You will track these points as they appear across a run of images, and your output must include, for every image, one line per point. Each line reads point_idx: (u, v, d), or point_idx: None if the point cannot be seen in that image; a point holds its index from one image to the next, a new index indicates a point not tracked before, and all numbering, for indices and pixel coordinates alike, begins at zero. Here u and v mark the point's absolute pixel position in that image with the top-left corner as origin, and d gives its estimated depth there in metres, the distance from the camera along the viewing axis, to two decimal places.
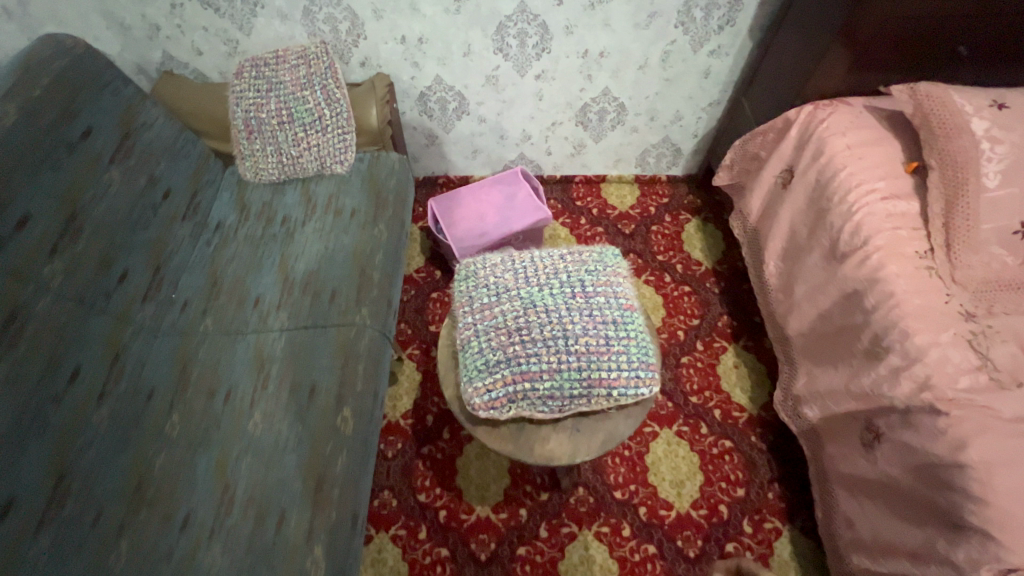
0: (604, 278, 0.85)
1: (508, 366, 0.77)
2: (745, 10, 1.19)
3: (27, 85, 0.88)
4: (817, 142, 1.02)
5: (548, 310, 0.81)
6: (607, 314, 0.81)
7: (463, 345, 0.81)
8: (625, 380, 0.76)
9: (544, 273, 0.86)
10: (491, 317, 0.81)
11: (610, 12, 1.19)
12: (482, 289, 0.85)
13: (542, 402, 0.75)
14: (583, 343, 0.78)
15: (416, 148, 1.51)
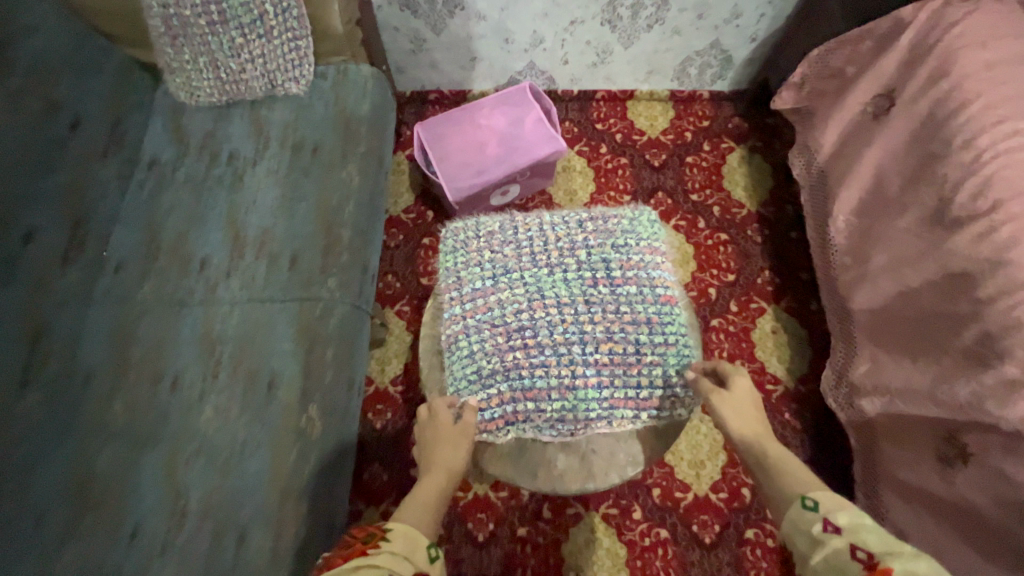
0: (635, 262, 0.67)
1: (510, 379, 0.62)
2: None
3: None
4: (946, 55, 0.75)
5: (561, 303, 0.65)
6: (637, 314, 0.64)
7: (450, 345, 0.65)
8: (655, 401, 0.62)
9: (557, 250, 0.68)
10: (487, 310, 0.65)
11: None
12: (476, 269, 0.67)
13: (550, 425, 0.62)
14: (605, 350, 0.63)
15: (399, 55, 1.21)
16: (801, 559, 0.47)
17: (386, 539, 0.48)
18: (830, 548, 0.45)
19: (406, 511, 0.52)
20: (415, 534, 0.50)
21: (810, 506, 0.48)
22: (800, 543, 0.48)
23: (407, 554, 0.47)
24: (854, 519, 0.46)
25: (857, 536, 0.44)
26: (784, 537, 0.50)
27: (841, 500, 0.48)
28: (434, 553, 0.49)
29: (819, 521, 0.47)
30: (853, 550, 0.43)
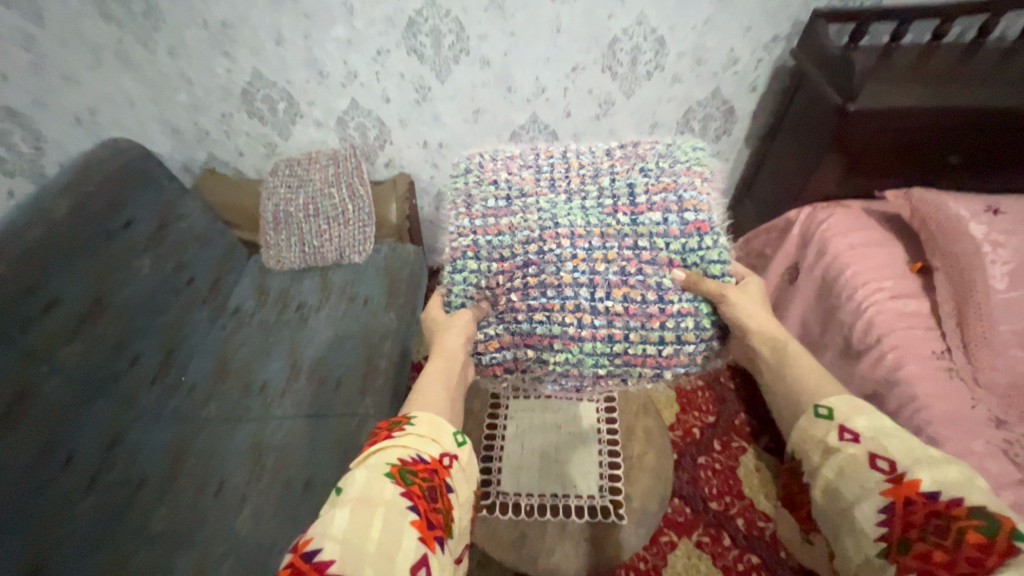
0: (664, 181, 0.67)
1: (515, 325, 0.67)
2: (740, 122, 1.26)
3: (81, 180, 0.96)
4: (821, 241, 1.05)
5: (569, 236, 0.66)
6: (654, 257, 0.65)
7: (459, 258, 0.69)
8: (672, 353, 0.66)
9: (573, 181, 0.70)
10: (496, 233, 0.68)
11: (615, 123, 1.25)
12: (490, 189, 0.70)
13: (556, 379, 0.69)
14: (609, 293, 0.65)
15: (432, 239, 1.60)
16: (811, 467, 0.53)
17: (411, 424, 0.55)
18: (845, 453, 0.50)
19: (431, 397, 0.61)
20: (439, 423, 0.56)
21: (825, 414, 0.53)
22: (813, 452, 0.53)
23: (434, 437, 0.54)
24: (872, 426, 0.50)
25: (878, 443, 0.49)
26: (799, 447, 0.55)
27: (855, 406, 0.53)
28: (461, 439, 0.56)
29: (836, 429, 0.52)
30: (872, 458, 0.48)
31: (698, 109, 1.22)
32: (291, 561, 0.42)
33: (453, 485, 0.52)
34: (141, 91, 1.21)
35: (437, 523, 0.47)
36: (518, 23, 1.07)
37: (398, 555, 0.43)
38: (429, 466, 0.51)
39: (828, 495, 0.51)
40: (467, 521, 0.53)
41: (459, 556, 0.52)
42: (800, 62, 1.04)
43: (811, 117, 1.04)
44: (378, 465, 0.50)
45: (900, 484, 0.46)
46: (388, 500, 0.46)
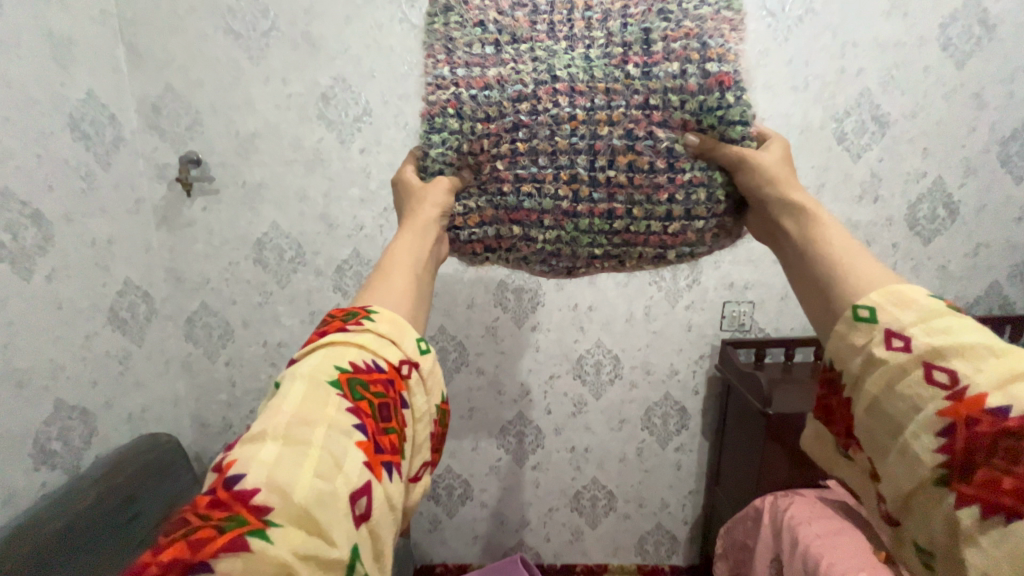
0: (687, 24, 0.57)
1: (501, 202, 0.62)
2: (694, 417, 1.51)
3: (115, 473, 1.12)
4: (789, 530, 1.13)
5: (569, 92, 0.59)
6: (662, 114, 0.59)
7: (436, 114, 0.60)
8: (676, 225, 0.61)
9: (576, 26, 0.61)
10: (484, 86, 0.59)
11: (588, 419, 1.50)
12: (476, 33, 0.60)
13: (545, 261, 0.65)
14: (611, 161, 0.60)
15: (420, 532, 1.59)
16: (853, 377, 0.44)
17: (371, 318, 0.47)
18: (894, 366, 0.41)
19: (394, 288, 0.52)
20: (403, 324, 0.48)
21: (866, 316, 0.44)
22: (852, 360, 0.44)
23: (395, 339, 0.47)
24: (924, 328, 0.41)
25: (938, 352, 0.40)
26: (832, 355, 0.47)
27: (899, 298, 0.43)
28: (424, 348, 0.49)
29: (882, 336, 0.43)
30: (929, 369, 0.40)
31: (656, 407, 1.49)
32: (213, 486, 0.35)
33: (410, 400, 0.45)
34: (188, 391, 1.48)
35: (388, 446, 0.40)
36: (507, 344, 1.43)
37: (340, 475, 0.36)
38: (384, 377, 0.43)
39: (872, 414, 0.43)
40: (424, 438, 0.46)
41: (414, 475, 0.45)
42: (724, 374, 1.37)
43: (746, 418, 1.31)
44: (328, 366, 0.42)
45: (964, 400, 0.38)
46: (330, 416, 0.39)
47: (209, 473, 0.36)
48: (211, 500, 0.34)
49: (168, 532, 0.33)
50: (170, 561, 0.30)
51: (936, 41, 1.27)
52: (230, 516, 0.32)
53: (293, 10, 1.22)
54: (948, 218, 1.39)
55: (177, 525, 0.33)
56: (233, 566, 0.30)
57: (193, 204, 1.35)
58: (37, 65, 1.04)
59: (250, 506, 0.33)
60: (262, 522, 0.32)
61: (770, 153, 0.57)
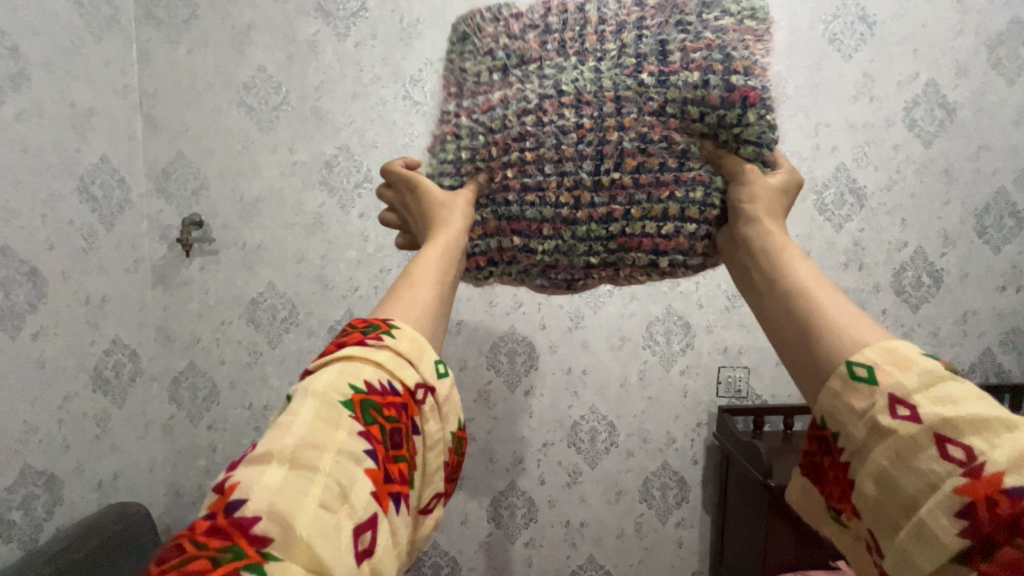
0: (710, 34, 0.53)
1: (501, 215, 0.59)
2: (694, 489, 1.44)
3: (75, 547, 1.06)
4: None
5: (575, 101, 0.56)
6: (676, 125, 0.55)
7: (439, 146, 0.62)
8: (676, 233, 0.56)
9: (588, 39, 0.57)
10: (488, 105, 0.59)
11: (584, 490, 1.43)
12: (486, 60, 0.60)
13: (541, 275, 0.62)
14: (617, 166, 0.56)
15: None
16: (853, 444, 0.35)
17: (393, 333, 0.43)
18: (902, 437, 0.33)
19: (411, 303, 0.48)
20: (424, 343, 0.45)
21: (863, 376, 0.35)
22: (850, 423, 0.35)
23: (414, 358, 0.43)
24: (930, 393, 0.33)
25: (950, 423, 0.32)
26: (823, 413, 0.37)
27: (899, 356, 0.35)
28: (444, 370, 0.45)
29: (884, 399, 0.34)
30: (940, 442, 0.32)
31: (654, 478, 1.43)
32: (211, 508, 0.32)
33: (423, 425, 0.42)
34: (166, 457, 1.42)
35: (397, 477, 0.38)
36: (500, 409, 1.40)
37: (344, 507, 0.33)
38: (398, 401, 0.40)
39: (880, 487, 0.33)
40: (437, 468, 0.42)
41: (424, 507, 0.42)
42: (722, 443, 1.33)
43: (748, 491, 1.26)
44: (341, 381, 0.39)
45: (981, 478, 0.30)
46: (341, 440, 0.36)
47: (207, 492, 0.34)
48: (210, 525, 0.31)
49: (161, 559, 0.30)
50: None
51: (902, 122, 1.36)
52: (226, 547, 0.30)
53: (304, 87, 1.31)
54: (933, 286, 1.42)
55: (169, 551, 0.30)
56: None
57: (191, 264, 1.36)
58: (55, 133, 1.10)
59: (250, 537, 0.30)
60: (262, 555, 0.30)
61: (768, 175, 0.53)
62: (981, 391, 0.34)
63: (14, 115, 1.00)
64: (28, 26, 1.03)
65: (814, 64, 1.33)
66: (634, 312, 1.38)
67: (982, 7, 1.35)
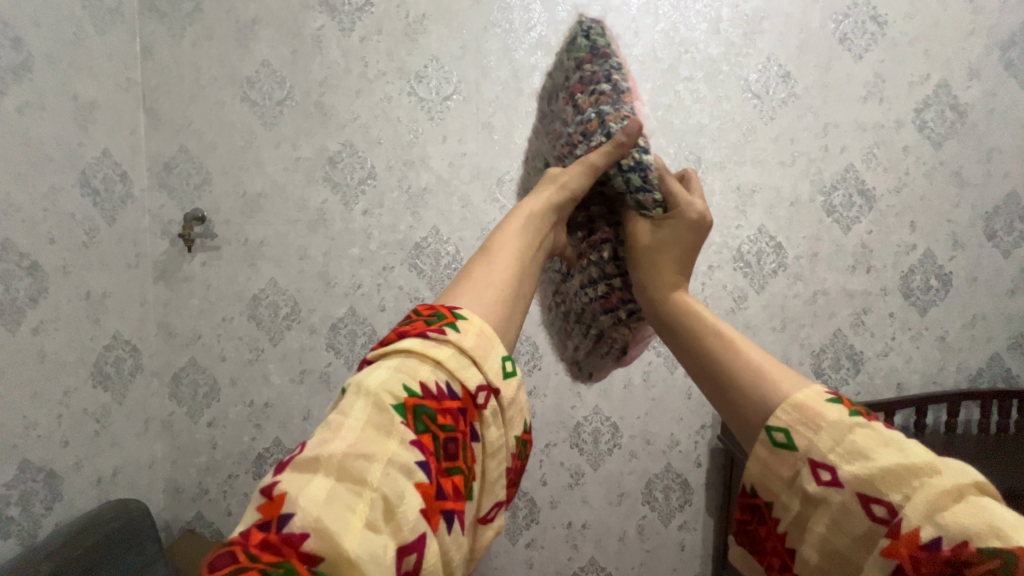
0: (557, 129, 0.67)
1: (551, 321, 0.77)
2: (697, 492, 1.43)
3: (74, 543, 1.05)
4: None
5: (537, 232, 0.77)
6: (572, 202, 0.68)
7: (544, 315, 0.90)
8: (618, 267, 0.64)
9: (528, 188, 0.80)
10: None
11: (586, 491, 1.41)
12: None
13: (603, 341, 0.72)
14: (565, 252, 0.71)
15: None
16: (790, 513, 0.38)
17: (456, 329, 0.41)
18: (832, 502, 0.36)
19: (489, 282, 0.48)
20: (489, 338, 0.42)
21: (783, 442, 0.39)
22: (784, 493, 0.39)
23: (476, 357, 0.41)
24: (848, 454, 0.36)
25: (868, 482, 0.35)
26: (755, 482, 0.41)
27: (797, 408, 0.39)
28: (509, 369, 0.43)
29: (808, 468, 0.37)
30: (865, 503, 0.35)
31: (657, 480, 1.42)
32: (259, 517, 0.31)
33: (483, 431, 0.40)
34: (166, 453, 1.41)
35: (450, 491, 0.36)
36: None
37: (390, 526, 0.32)
38: (455, 406, 0.38)
39: (827, 557, 0.36)
40: (497, 476, 0.41)
41: (484, 516, 0.40)
42: (726, 446, 1.32)
43: None
44: (397, 384, 0.37)
45: (900, 536, 0.32)
46: (391, 450, 0.34)
47: (256, 495, 0.32)
48: (261, 537, 0.30)
49: (212, 565, 0.29)
50: None
51: (912, 124, 1.35)
52: (278, 563, 0.29)
53: (308, 82, 1.30)
54: (941, 289, 1.41)
55: (222, 560, 0.29)
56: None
57: (193, 259, 1.36)
58: (56, 126, 1.09)
59: (298, 554, 0.29)
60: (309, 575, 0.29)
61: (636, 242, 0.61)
62: (886, 432, 0.37)
63: (15, 106, 1.00)
64: (30, 18, 1.02)
65: (824, 65, 1.31)
66: None
67: (995, 8, 1.33)
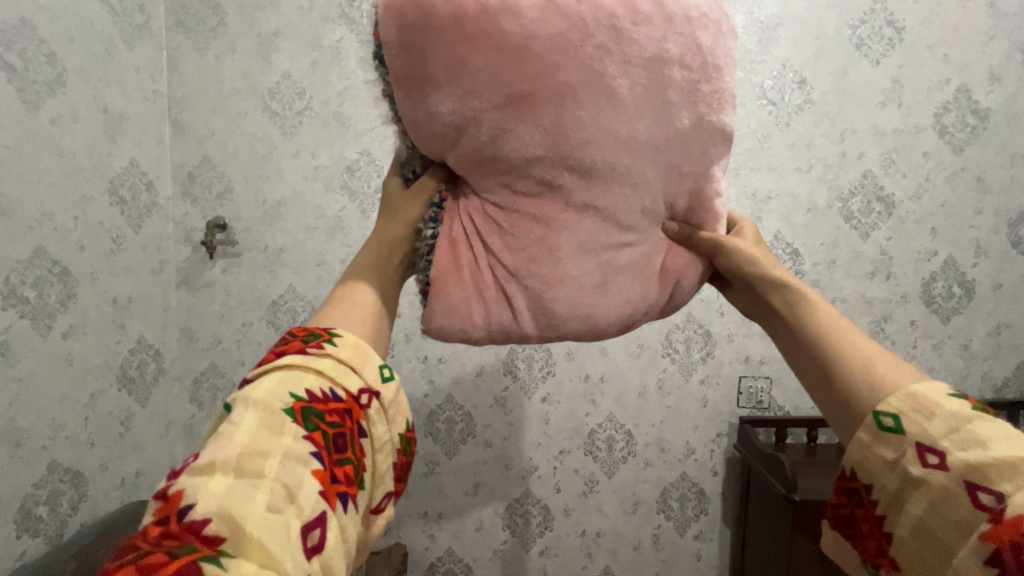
0: None
1: None
2: (713, 501, 1.41)
3: (99, 544, 1.08)
4: None
5: None
6: None
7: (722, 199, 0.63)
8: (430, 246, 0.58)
9: None
10: None
11: (600, 499, 1.41)
12: None
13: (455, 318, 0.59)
14: None
15: None
16: (886, 494, 0.41)
17: (333, 342, 0.44)
18: (933, 484, 0.38)
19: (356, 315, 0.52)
20: (367, 350, 0.45)
21: (891, 425, 0.41)
22: (886, 476, 0.41)
23: (356, 365, 0.43)
24: (962, 444, 0.38)
25: (978, 470, 0.37)
26: (852, 462, 0.43)
27: (908, 395, 0.42)
28: (387, 374, 0.45)
29: (916, 452, 0.39)
30: (971, 490, 0.37)
31: (672, 489, 1.41)
32: (160, 513, 0.32)
33: (370, 429, 0.42)
34: (185, 456, 1.44)
35: (345, 477, 0.38)
36: (516, 415, 1.39)
37: (291, 507, 0.34)
38: (342, 407, 0.41)
39: (919, 538, 0.39)
40: (387, 468, 0.43)
41: (374, 507, 0.42)
42: (744, 454, 1.31)
43: (771, 505, 1.22)
44: (283, 392, 0.39)
45: (1005, 523, 0.35)
46: (286, 445, 0.36)
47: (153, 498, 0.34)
48: (163, 530, 0.31)
49: (119, 558, 0.30)
50: None
51: (932, 128, 1.33)
52: (181, 546, 0.30)
53: (328, 93, 1.33)
54: (964, 297, 1.38)
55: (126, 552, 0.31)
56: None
57: (215, 266, 1.39)
58: (88, 137, 1.12)
59: (201, 537, 0.31)
60: (216, 552, 0.30)
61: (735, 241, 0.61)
62: (1003, 427, 0.39)
63: (51, 119, 1.03)
64: (65, 34, 1.06)
65: (840, 70, 1.31)
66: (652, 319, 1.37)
67: (1016, 12, 1.32)
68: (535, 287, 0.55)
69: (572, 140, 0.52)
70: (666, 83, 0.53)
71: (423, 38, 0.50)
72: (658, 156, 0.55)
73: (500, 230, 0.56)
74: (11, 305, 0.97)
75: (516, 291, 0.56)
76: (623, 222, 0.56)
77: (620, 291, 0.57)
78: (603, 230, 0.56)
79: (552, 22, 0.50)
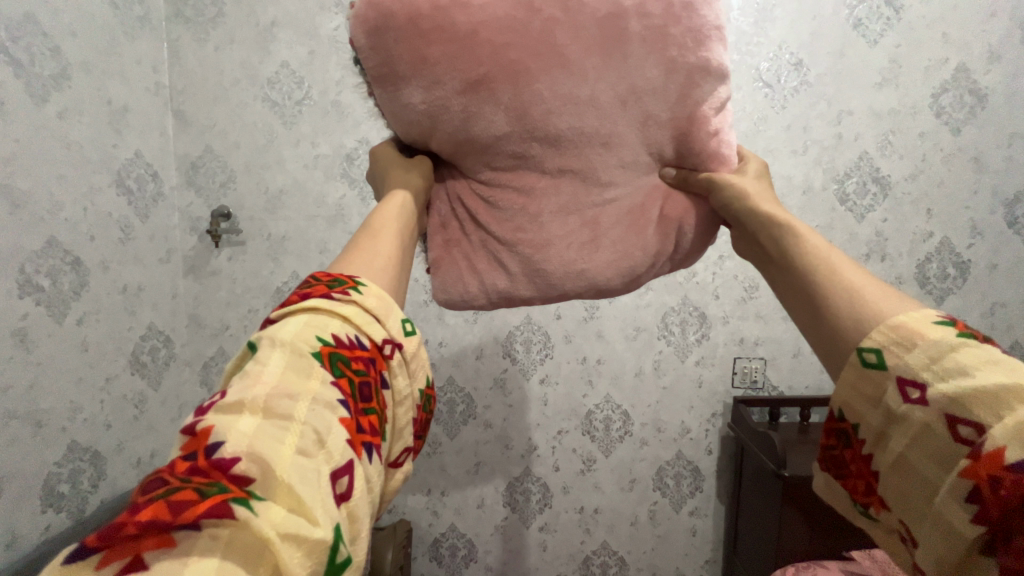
0: None
1: None
2: (708, 479, 1.45)
3: None
4: None
5: None
6: None
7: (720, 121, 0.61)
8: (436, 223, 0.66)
9: None
10: None
11: (598, 478, 1.45)
12: None
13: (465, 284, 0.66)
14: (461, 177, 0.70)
15: None
16: (873, 432, 0.38)
17: (359, 290, 0.42)
18: (915, 421, 0.35)
19: (379, 254, 0.49)
20: (390, 301, 0.44)
21: (874, 362, 0.38)
22: (869, 412, 0.38)
23: (380, 316, 0.42)
24: (948, 376, 0.34)
25: (959, 403, 0.33)
26: (841, 402, 0.40)
27: (892, 327, 0.38)
28: (410, 329, 0.44)
29: (899, 386, 0.36)
30: (951, 424, 0.33)
31: (668, 467, 1.45)
32: (187, 451, 0.30)
33: (390, 381, 0.41)
34: None
35: (369, 427, 0.37)
36: (515, 396, 1.43)
37: (321, 453, 0.32)
38: (366, 355, 0.39)
39: (901, 474, 0.36)
40: (406, 423, 0.42)
41: (393, 460, 0.41)
42: (737, 434, 1.34)
43: (762, 483, 1.26)
44: (309, 335, 0.37)
45: (985, 458, 0.31)
46: (314, 389, 0.35)
47: (179, 436, 0.32)
48: (190, 466, 0.30)
49: (143, 491, 0.28)
50: (147, 524, 0.26)
51: (929, 109, 1.33)
52: (210, 483, 0.29)
53: (326, 82, 1.35)
54: (959, 277, 1.39)
55: (152, 485, 0.29)
56: (212, 540, 0.27)
57: (220, 254, 1.42)
58: (93, 129, 1.15)
59: (230, 476, 0.29)
60: (245, 493, 0.29)
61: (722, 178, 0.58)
62: (995, 355, 0.34)
63: (57, 113, 1.06)
64: (68, 28, 1.08)
65: (837, 51, 1.30)
66: (649, 302, 1.39)
67: None
68: (524, 250, 0.61)
69: (534, 115, 0.56)
70: (624, 35, 0.55)
71: (385, 38, 0.54)
72: (626, 110, 0.58)
73: (487, 208, 0.63)
74: (27, 293, 1.01)
75: (508, 255, 0.62)
76: (602, 180, 0.61)
77: (612, 244, 0.61)
78: (583, 189, 0.61)
79: (497, 7, 0.53)
